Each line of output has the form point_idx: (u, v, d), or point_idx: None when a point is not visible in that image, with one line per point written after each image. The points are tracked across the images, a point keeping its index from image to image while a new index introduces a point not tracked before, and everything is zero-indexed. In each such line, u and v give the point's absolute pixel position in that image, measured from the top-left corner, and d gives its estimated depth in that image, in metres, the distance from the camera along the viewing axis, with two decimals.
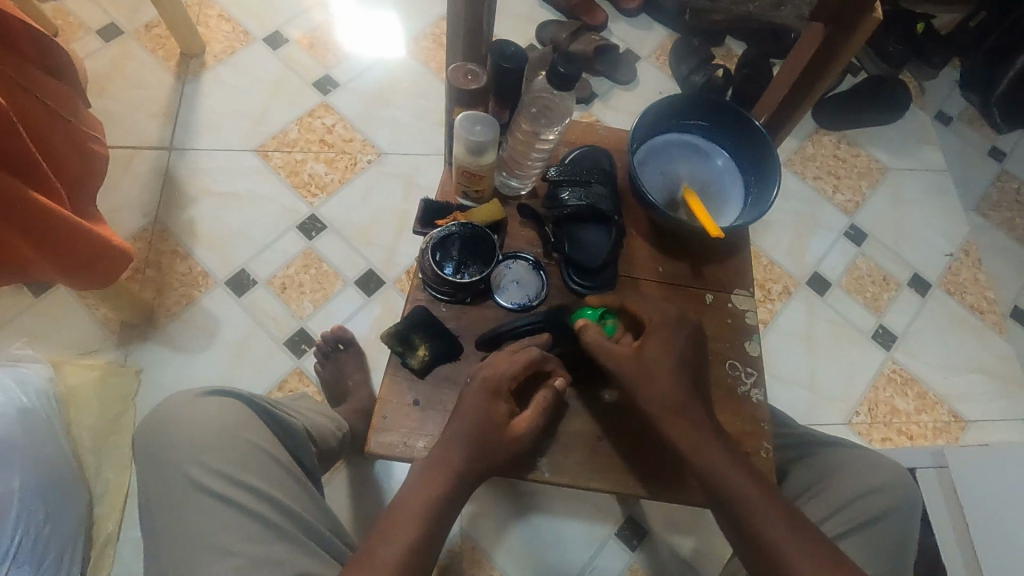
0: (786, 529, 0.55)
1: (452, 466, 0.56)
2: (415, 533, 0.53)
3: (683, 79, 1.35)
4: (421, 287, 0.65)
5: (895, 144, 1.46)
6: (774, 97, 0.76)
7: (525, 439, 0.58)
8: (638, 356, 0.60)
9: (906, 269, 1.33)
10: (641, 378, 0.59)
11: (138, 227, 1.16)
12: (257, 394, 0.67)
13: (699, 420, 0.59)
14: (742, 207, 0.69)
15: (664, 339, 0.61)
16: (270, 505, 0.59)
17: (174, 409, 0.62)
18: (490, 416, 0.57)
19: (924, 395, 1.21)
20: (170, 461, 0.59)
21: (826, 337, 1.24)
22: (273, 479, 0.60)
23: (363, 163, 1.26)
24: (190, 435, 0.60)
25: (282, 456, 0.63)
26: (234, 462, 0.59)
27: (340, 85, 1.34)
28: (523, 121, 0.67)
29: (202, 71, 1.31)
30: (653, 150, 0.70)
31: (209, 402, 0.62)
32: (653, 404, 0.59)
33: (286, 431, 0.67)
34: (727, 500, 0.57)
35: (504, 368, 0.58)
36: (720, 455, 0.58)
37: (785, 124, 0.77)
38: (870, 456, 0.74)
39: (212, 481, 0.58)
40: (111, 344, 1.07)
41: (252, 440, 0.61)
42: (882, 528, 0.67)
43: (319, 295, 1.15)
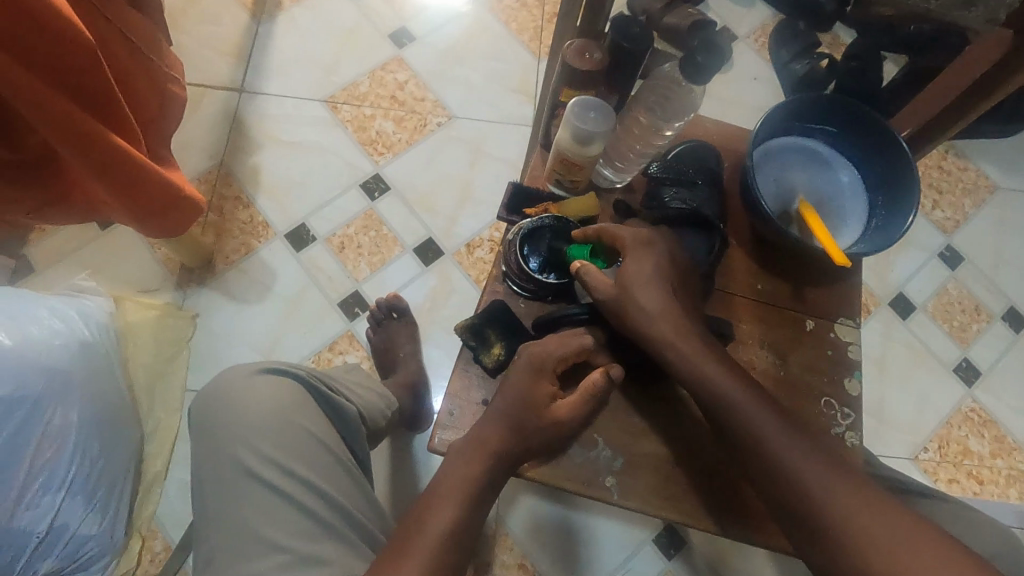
0: (798, 449, 0.51)
1: (495, 448, 0.52)
2: (451, 516, 0.49)
3: (783, 66, 1.23)
4: (501, 279, 0.60)
5: (1009, 160, 1.33)
6: (928, 108, 0.70)
7: (564, 425, 0.53)
8: (622, 278, 0.55)
9: (1002, 301, 1.22)
10: (626, 298, 0.55)
11: (204, 168, 1.15)
12: (312, 375, 0.63)
13: (693, 338, 0.55)
14: (864, 230, 0.62)
15: (641, 259, 0.56)
16: (321, 499, 0.57)
17: (231, 385, 0.60)
18: (530, 395, 0.52)
19: (1001, 439, 1.13)
20: (225, 440, 0.58)
21: (902, 364, 1.15)
22: (325, 470, 0.58)
23: (432, 125, 1.21)
24: (243, 417, 0.58)
25: (336, 445, 0.61)
26: (285, 449, 0.57)
27: (416, 40, 1.27)
28: (639, 113, 0.63)
29: (277, 11, 1.26)
30: (770, 154, 0.63)
31: (265, 380, 0.60)
32: (646, 324, 0.55)
33: (339, 415, 0.64)
34: (738, 427, 0.52)
35: (551, 346, 0.53)
36: (723, 377, 0.53)
37: (935, 136, 0.72)
38: (969, 515, 0.67)
39: (263, 468, 0.56)
40: (171, 285, 1.07)
41: (305, 427, 0.59)
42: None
43: (377, 259, 1.12)
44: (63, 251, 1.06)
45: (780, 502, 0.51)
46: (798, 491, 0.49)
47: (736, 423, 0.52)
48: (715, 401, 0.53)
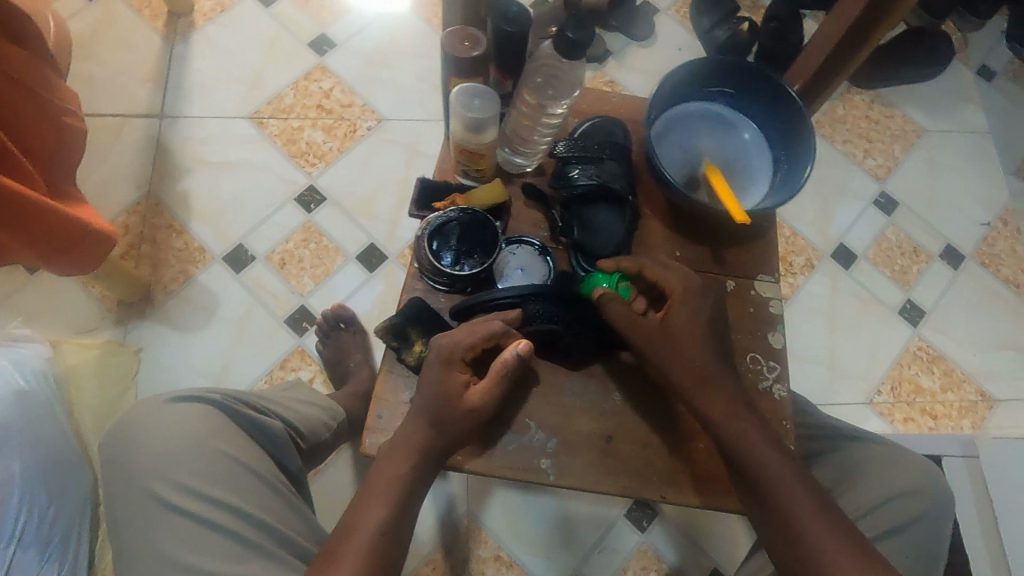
0: (810, 506, 0.53)
1: (416, 443, 0.53)
2: (379, 519, 0.51)
3: (705, 34, 1.24)
4: (418, 276, 0.60)
5: (934, 103, 1.36)
6: (813, 61, 0.71)
7: (482, 411, 0.54)
8: (665, 325, 0.56)
9: (939, 240, 1.25)
10: (669, 347, 0.56)
11: (131, 200, 1.12)
12: (231, 398, 0.63)
13: (728, 389, 0.56)
14: (771, 186, 0.63)
15: (692, 307, 0.57)
16: (243, 519, 0.57)
17: (140, 419, 0.60)
18: (443, 387, 0.53)
19: (950, 373, 1.16)
20: (136, 475, 0.58)
21: (849, 313, 1.18)
22: (246, 491, 0.58)
23: (362, 130, 1.20)
24: (157, 448, 0.58)
25: (258, 463, 0.60)
26: (200, 475, 0.57)
27: (337, 45, 1.25)
28: (526, 94, 0.60)
29: (192, 31, 1.24)
30: (673, 122, 0.64)
31: (175, 409, 0.60)
32: (681, 373, 0.56)
33: (264, 433, 0.64)
34: (754, 477, 0.54)
35: (460, 337, 0.54)
36: (751, 429, 0.55)
37: (823, 90, 0.73)
38: (897, 455, 0.69)
39: (178, 496, 0.56)
40: (110, 322, 1.04)
41: (220, 450, 0.59)
42: (907, 539, 0.63)
43: (320, 271, 1.11)
44: None
45: (778, 544, 0.54)
46: (800, 541, 0.52)
47: (753, 471, 0.54)
48: (739, 449, 0.54)
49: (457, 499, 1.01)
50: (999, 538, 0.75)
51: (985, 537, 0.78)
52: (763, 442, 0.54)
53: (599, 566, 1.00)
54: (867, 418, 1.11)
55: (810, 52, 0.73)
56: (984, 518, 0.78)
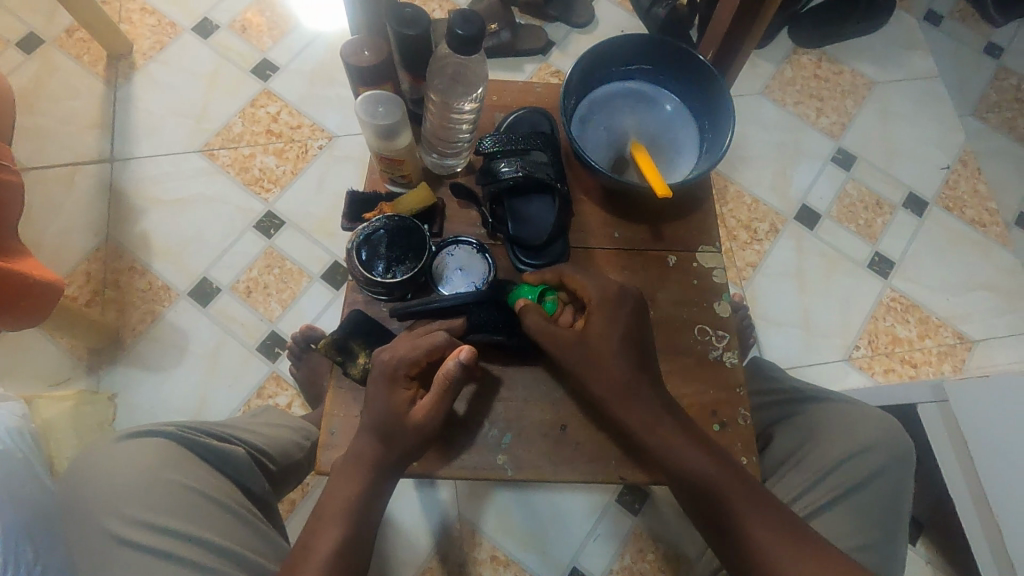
0: (745, 506, 0.53)
1: (368, 458, 0.54)
2: (336, 536, 0.52)
3: (645, 13, 1.24)
4: (358, 288, 0.61)
5: (881, 54, 1.36)
6: (720, 30, 0.72)
7: (432, 423, 0.54)
8: (584, 338, 0.56)
9: (900, 189, 1.25)
10: (586, 361, 0.55)
11: (91, 247, 1.12)
12: (188, 429, 0.66)
13: (650, 398, 0.55)
14: (698, 155, 0.64)
15: (605, 317, 0.56)
16: (201, 547, 0.59)
17: (96, 461, 0.62)
18: (388, 404, 0.53)
19: (926, 320, 1.16)
20: (93, 516, 0.60)
21: (819, 272, 1.18)
22: (205, 518, 0.60)
23: (314, 149, 1.20)
24: (113, 486, 0.60)
25: (215, 490, 0.63)
26: (158, 509, 0.60)
27: (280, 68, 1.25)
28: (432, 95, 0.59)
29: (133, 72, 1.24)
30: (594, 105, 0.64)
31: (130, 446, 0.63)
32: (601, 387, 0.56)
33: (224, 459, 0.66)
34: (687, 482, 0.54)
35: (402, 353, 0.54)
36: (676, 438, 0.55)
37: (735, 56, 0.74)
38: (857, 411, 0.73)
39: (137, 532, 0.59)
40: (82, 371, 1.04)
41: (176, 481, 0.61)
42: (868, 493, 0.67)
43: (286, 295, 1.10)
44: None
45: (717, 544, 0.54)
46: (737, 538, 0.53)
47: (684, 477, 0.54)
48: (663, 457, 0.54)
49: (446, 505, 1.00)
50: (976, 477, 0.76)
51: (965, 479, 0.77)
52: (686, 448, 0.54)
53: (595, 554, 1.00)
54: (847, 375, 1.11)
55: (718, 20, 0.74)
56: (963, 459, 0.77)
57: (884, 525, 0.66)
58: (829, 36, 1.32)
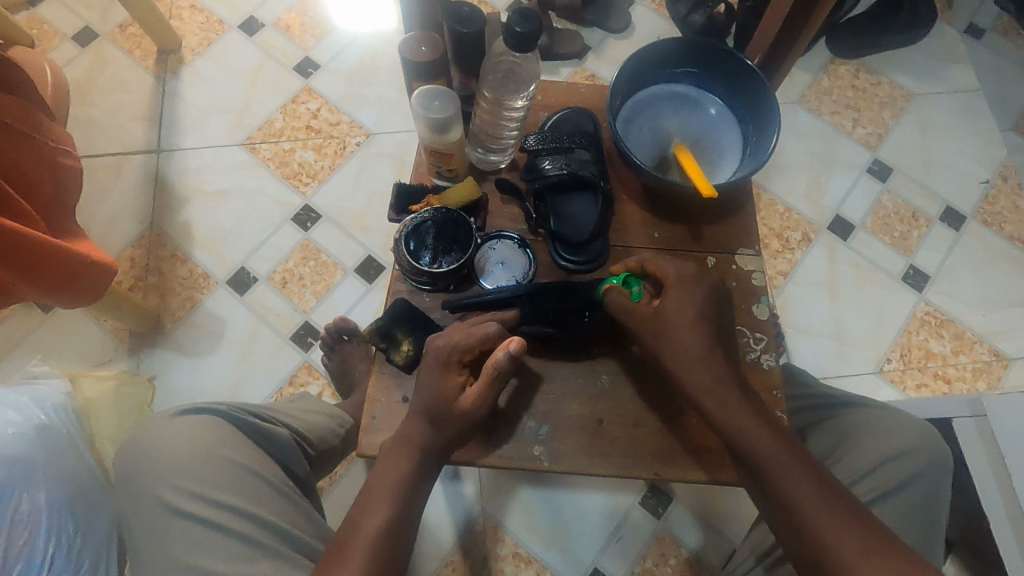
0: (810, 489, 0.52)
1: (416, 441, 0.55)
2: (385, 515, 0.53)
3: (682, 20, 1.25)
4: (402, 278, 0.62)
5: (921, 66, 1.35)
6: (767, 33, 0.73)
7: (478, 411, 0.55)
8: (658, 312, 0.57)
9: (937, 203, 1.24)
10: (664, 335, 0.57)
11: (136, 234, 1.16)
12: (236, 409, 0.68)
13: (722, 374, 0.56)
14: (741, 158, 0.64)
15: (684, 295, 0.57)
16: (249, 521, 0.60)
17: (150, 434, 0.64)
18: (439, 389, 0.55)
19: (961, 335, 1.14)
20: (148, 486, 0.62)
21: (851, 283, 1.17)
22: (253, 494, 0.62)
23: (352, 146, 1.22)
24: (166, 458, 0.63)
25: (262, 467, 0.65)
26: (208, 481, 0.62)
27: (321, 67, 1.29)
28: (484, 92, 0.61)
29: (181, 67, 1.28)
30: (639, 106, 0.65)
31: (183, 421, 0.65)
32: (674, 362, 0.56)
33: (269, 439, 0.68)
34: (751, 462, 0.54)
35: (458, 338, 0.55)
36: (745, 413, 0.55)
37: (781, 60, 0.74)
38: (891, 418, 0.73)
39: (188, 502, 0.61)
40: (124, 353, 1.08)
41: (226, 456, 0.63)
42: (904, 499, 0.66)
43: (320, 286, 1.13)
44: (10, 342, 1.07)
45: (782, 531, 0.53)
46: (799, 522, 0.51)
47: (750, 454, 0.54)
48: (732, 432, 0.54)
49: (471, 500, 1.01)
50: (1013, 493, 0.74)
51: (1002, 497, 0.76)
52: (755, 425, 0.54)
53: (617, 556, 1.00)
54: (878, 388, 1.10)
55: (765, 24, 0.74)
56: (1001, 476, 0.76)
57: (918, 534, 0.66)
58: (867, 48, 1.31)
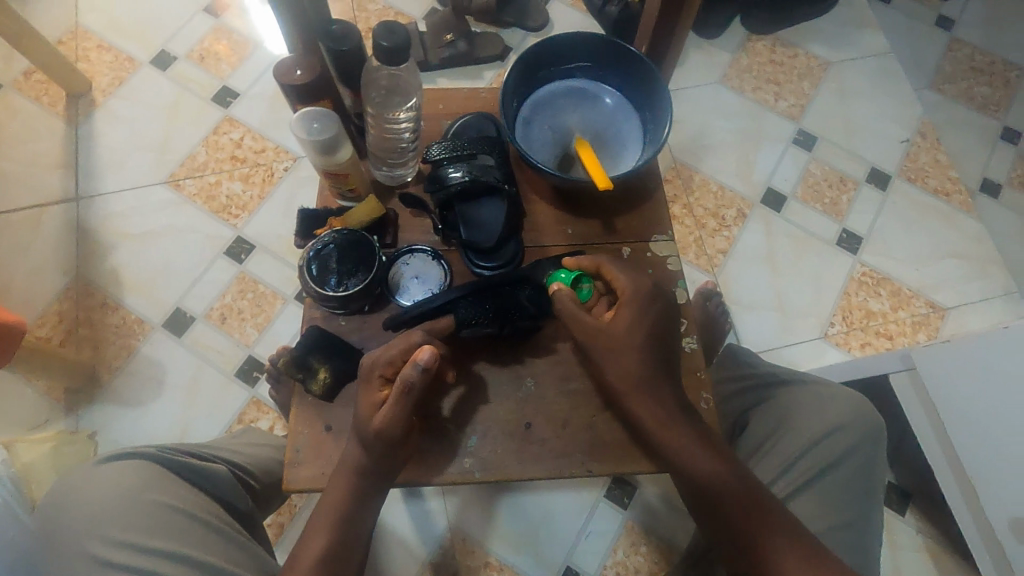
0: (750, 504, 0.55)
1: (352, 464, 0.54)
2: (322, 545, 0.53)
3: (597, 12, 1.26)
4: (315, 304, 0.61)
5: (835, 35, 1.38)
6: (650, 22, 0.72)
7: (393, 431, 0.52)
8: (608, 329, 0.57)
9: (863, 165, 1.27)
10: (608, 354, 0.56)
11: (61, 286, 1.11)
12: (166, 450, 0.65)
13: (662, 394, 0.57)
14: (642, 147, 0.64)
15: (635, 311, 0.57)
16: (183, 564, 0.58)
17: (74, 484, 0.62)
18: (360, 405, 0.54)
19: (898, 292, 1.17)
20: (74, 540, 0.59)
21: (789, 253, 1.19)
22: (184, 535, 0.60)
23: (280, 172, 1.20)
24: (91, 508, 0.60)
25: (195, 507, 0.62)
26: (136, 528, 0.59)
27: (240, 95, 1.26)
28: (368, 109, 0.60)
29: (94, 109, 1.24)
30: (538, 106, 0.65)
31: (109, 468, 0.62)
32: (619, 380, 0.57)
33: (204, 477, 0.66)
34: (692, 478, 0.56)
35: (379, 353, 0.54)
36: (687, 436, 0.56)
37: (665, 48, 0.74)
38: (827, 390, 0.74)
39: (115, 552, 0.58)
40: (60, 412, 1.04)
41: (155, 499, 0.61)
42: (843, 471, 0.68)
43: (261, 318, 1.10)
44: None
45: (726, 535, 0.56)
46: (737, 530, 0.55)
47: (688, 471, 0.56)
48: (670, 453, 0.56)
49: (437, 516, 1.00)
50: (949, 439, 0.76)
51: (941, 446, 0.78)
52: (695, 446, 0.56)
53: (588, 552, 1.00)
54: (825, 352, 1.13)
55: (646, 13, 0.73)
56: (937, 426, 0.78)
57: (859, 503, 0.67)
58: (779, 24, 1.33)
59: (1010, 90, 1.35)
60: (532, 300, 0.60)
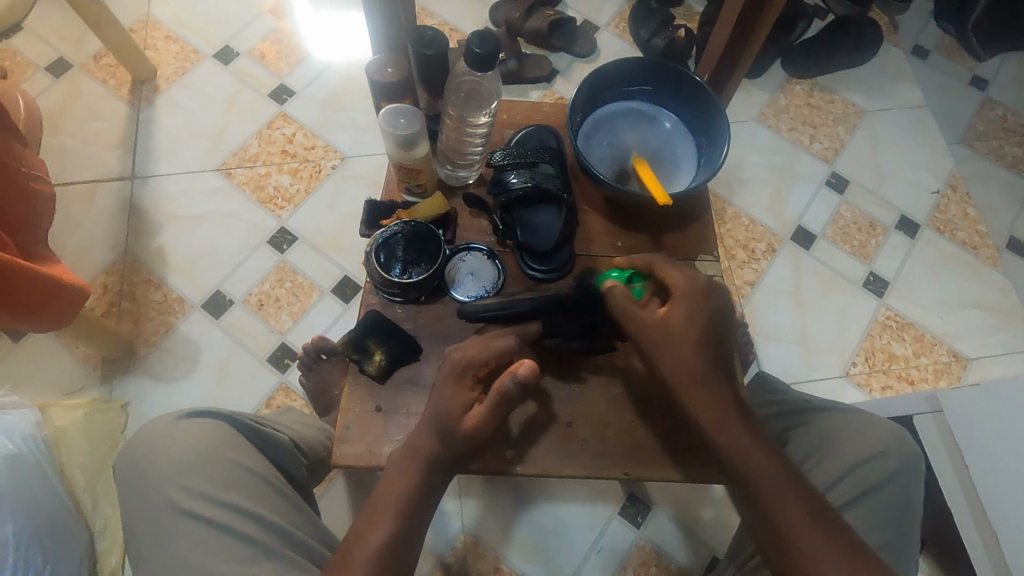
0: (808, 517, 0.54)
1: (423, 452, 0.56)
2: (388, 525, 0.53)
3: (645, 44, 1.31)
4: (373, 291, 0.64)
5: (871, 85, 1.42)
6: (711, 60, 0.78)
7: (484, 431, 0.55)
8: (664, 325, 0.58)
9: (892, 212, 1.29)
10: (662, 347, 0.58)
11: (109, 260, 1.15)
12: (238, 414, 0.67)
13: (719, 393, 0.57)
14: (696, 169, 0.68)
15: (691, 308, 0.58)
16: (254, 522, 0.59)
17: (152, 432, 0.63)
18: (448, 401, 0.55)
19: (921, 338, 1.19)
20: (149, 485, 0.60)
21: (815, 290, 1.21)
22: (257, 495, 0.61)
23: (327, 169, 1.24)
24: (169, 457, 0.61)
25: (266, 470, 0.64)
26: (213, 480, 0.60)
27: (295, 93, 1.31)
28: (449, 108, 0.64)
29: (155, 95, 1.29)
30: (598, 123, 0.69)
31: (187, 423, 0.64)
32: (673, 375, 0.58)
33: (269, 444, 0.67)
34: (746, 483, 0.56)
35: (472, 354, 0.57)
36: (745, 439, 0.56)
37: (724, 86, 0.79)
38: (867, 420, 0.73)
39: (192, 502, 0.59)
40: (96, 381, 1.06)
41: (231, 457, 0.62)
42: (882, 497, 0.67)
43: (297, 307, 1.13)
44: None
45: (772, 552, 0.55)
46: (788, 546, 0.53)
47: (743, 476, 0.56)
48: (727, 454, 0.56)
49: (452, 517, 1.01)
50: (972, 484, 0.77)
51: (963, 486, 0.79)
52: (753, 449, 0.56)
53: (598, 567, 1.00)
54: (845, 391, 1.14)
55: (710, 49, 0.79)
56: (960, 468, 0.79)
57: (895, 530, 0.66)
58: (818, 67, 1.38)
59: None
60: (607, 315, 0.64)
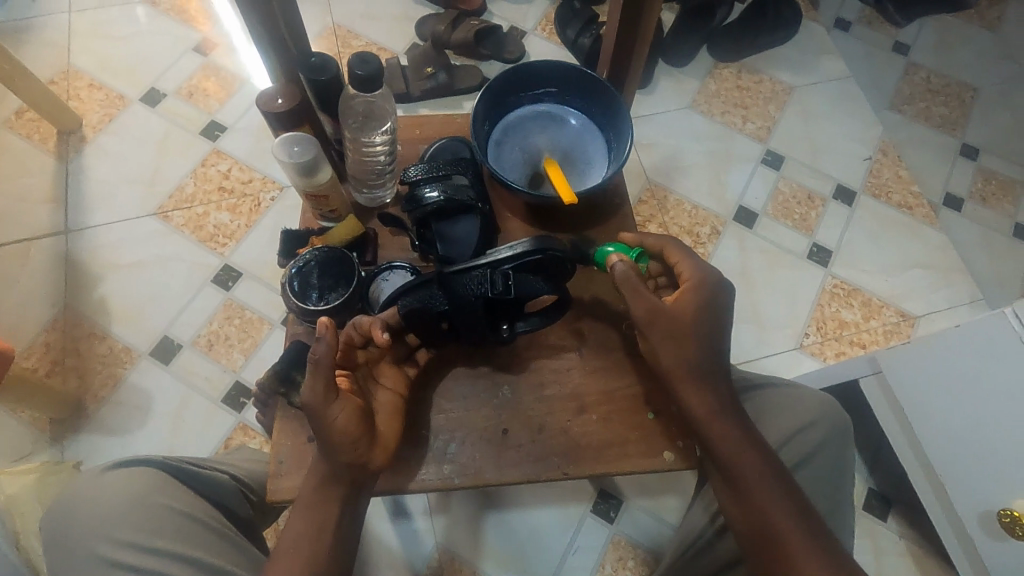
0: (785, 508, 0.57)
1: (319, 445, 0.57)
2: (304, 523, 0.54)
3: (571, 44, 1.32)
4: (297, 321, 0.64)
5: (797, 61, 1.46)
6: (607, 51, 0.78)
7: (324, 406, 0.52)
8: (675, 310, 0.60)
9: (829, 183, 1.32)
10: (670, 335, 0.60)
11: (49, 317, 1.12)
12: (172, 457, 0.66)
13: (716, 387, 0.60)
14: (607, 165, 0.69)
15: (699, 297, 0.60)
16: (188, 566, 0.59)
17: (81, 488, 0.62)
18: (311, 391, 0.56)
19: (869, 302, 1.21)
20: (81, 541, 0.60)
21: (762, 267, 1.23)
22: (191, 538, 0.60)
23: (266, 202, 1.23)
24: (99, 512, 0.61)
25: (201, 512, 0.63)
26: (143, 530, 0.60)
27: (227, 128, 1.30)
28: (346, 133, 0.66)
29: (83, 145, 1.27)
30: (508, 129, 0.70)
31: (115, 474, 0.63)
32: (674, 366, 0.60)
33: (207, 485, 0.66)
34: (734, 474, 0.59)
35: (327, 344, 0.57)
36: (735, 434, 0.59)
37: (626, 76, 0.80)
38: (800, 390, 0.74)
39: (124, 554, 0.59)
40: (46, 442, 1.03)
41: (161, 503, 0.61)
42: (818, 463, 0.69)
43: (248, 344, 1.12)
44: None
45: (747, 537, 0.58)
46: (768, 535, 0.56)
47: (730, 464, 0.59)
48: (716, 445, 0.59)
49: (424, 537, 1.00)
50: (917, 439, 0.79)
51: (908, 440, 0.81)
52: (741, 443, 0.59)
53: (578, 566, 1.00)
54: (801, 363, 1.16)
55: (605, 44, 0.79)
56: (905, 426, 0.81)
57: (833, 492, 0.69)
58: (743, 49, 1.40)
59: (965, 109, 1.43)
60: (479, 280, 0.58)
